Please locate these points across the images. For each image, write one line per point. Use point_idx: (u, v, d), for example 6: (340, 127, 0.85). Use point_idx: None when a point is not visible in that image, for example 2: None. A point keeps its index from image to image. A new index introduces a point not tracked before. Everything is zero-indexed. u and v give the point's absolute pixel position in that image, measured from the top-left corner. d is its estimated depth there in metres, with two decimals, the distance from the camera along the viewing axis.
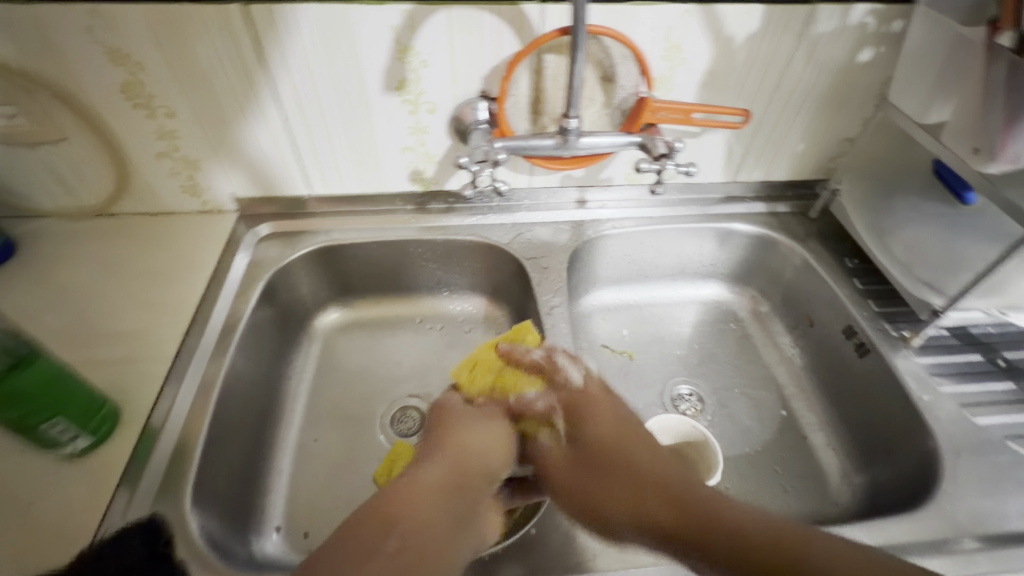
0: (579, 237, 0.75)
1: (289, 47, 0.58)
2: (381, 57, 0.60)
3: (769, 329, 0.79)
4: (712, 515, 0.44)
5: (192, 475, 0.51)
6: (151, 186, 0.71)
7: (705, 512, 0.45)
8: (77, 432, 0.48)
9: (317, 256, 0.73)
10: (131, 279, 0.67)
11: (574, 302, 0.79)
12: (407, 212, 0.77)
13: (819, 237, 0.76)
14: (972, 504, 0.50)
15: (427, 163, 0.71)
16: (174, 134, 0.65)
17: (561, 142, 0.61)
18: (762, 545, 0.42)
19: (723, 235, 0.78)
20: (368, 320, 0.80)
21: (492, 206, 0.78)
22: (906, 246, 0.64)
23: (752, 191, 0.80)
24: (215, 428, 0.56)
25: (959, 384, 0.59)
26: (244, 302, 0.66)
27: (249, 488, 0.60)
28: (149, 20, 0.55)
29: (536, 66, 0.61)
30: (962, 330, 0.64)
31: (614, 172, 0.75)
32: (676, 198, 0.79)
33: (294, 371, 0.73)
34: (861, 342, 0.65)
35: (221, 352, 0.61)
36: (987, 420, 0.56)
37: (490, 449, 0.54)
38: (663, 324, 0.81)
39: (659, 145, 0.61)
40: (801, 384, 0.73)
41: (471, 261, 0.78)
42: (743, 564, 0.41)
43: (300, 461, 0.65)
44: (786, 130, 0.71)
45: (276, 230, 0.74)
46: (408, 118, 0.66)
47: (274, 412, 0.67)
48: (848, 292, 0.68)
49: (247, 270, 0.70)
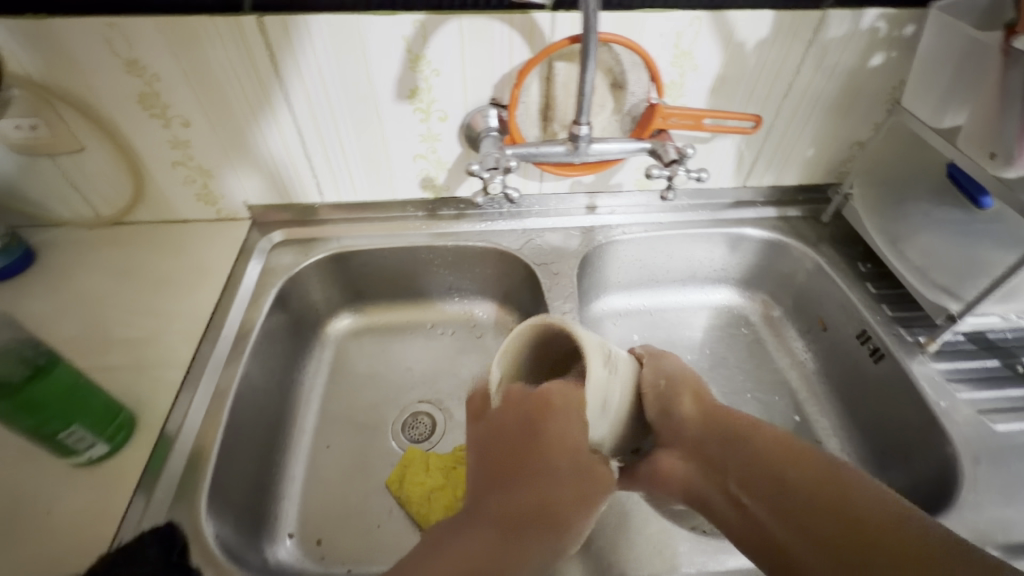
0: (590, 242, 0.75)
1: (303, 58, 0.59)
2: (393, 66, 0.60)
3: (782, 334, 0.79)
4: (781, 476, 0.43)
5: (207, 481, 0.51)
6: (165, 194, 0.71)
7: (785, 460, 0.44)
8: (94, 440, 0.49)
9: (328, 263, 0.74)
10: (147, 286, 0.68)
11: (585, 307, 0.79)
12: (418, 218, 0.77)
13: (831, 241, 0.75)
14: (993, 512, 0.49)
15: (437, 170, 0.72)
16: (188, 143, 0.66)
17: (571, 149, 0.61)
18: (815, 509, 0.40)
19: (734, 240, 0.78)
20: (378, 326, 0.80)
21: (502, 212, 0.78)
22: (920, 250, 0.63)
23: (763, 196, 0.79)
24: (230, 434, 0.56)
25: (977, 390, 0.58)
26: (257, 309, 0.66)
27: (262, 494, 0.60)
28: (166, 32, 0.55)
29: (545, 74, 0.61)
30: (978, 335, 0.64)
31: (624, 178, 0.75)
32: (686, 203, 0.79)
33: (306, 377, 0.73)
34: (875, 348, 0.64)
35: (235, 358, 0.61)
36: (1007, 427, 0.55)
37: (563, 452, 0.44)
38: (674, 329, 0.80)
39: (670, 151, 0.61)
40: (814, 389, 0.72)
41: (481, 267, 0.78)
42: (824, 514, 0.39)
43: (312, 467, 0.66)
44: (797, 135, 0.71)
45: (288, 237, 0.75)
46: (419, 125, 0.66)
47: (286, 418, 0.68)
48: (862, 297, 0.68)
49: (260, 277, 0.70)
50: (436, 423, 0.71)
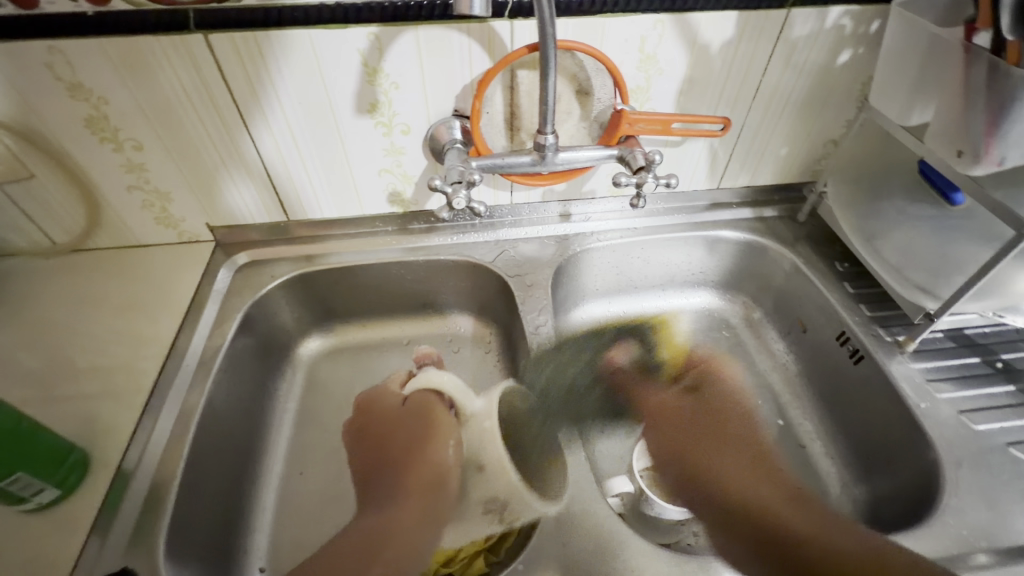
0: (564, 251, 0.74)
1: (256, 76, 0.57)
2: (350, 79, 0.58)
3: (762, 336, 0.78)
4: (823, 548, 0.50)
5: (166, 521, 0.49)
6: (123, 218, 0.69)
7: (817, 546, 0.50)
8: (41, 485, 0.46)
9: (295, 283, 0.72)
10: (105, 315, 0.65)
11: (563, 318, 0.78)
12: (388, 233, 0.75)
13: (808, 240, 0.75)
14: (975, 517, 0.48)
15: (405, 184, 0.70)
16: (143, 167, 0.64)
17: (537, 159, 0.60)
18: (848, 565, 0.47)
19: (711, 243, 0.77)
20: (351, 345, 0.78)
21: (474, 224, 0.76)
22: (896, 249, 0.62)
23: (738, 197, 0.78)
24: (193, 468, 0.54)
25: (959, 389, 0.58)
26: (221, 334, 0.64)
27: (229, 529, 0.58)
28: (109, 53, 0.53)
29: (508, 83, 0.60)
30: (958, 332, 0.63)
31: (597, 184, 0.74)
32: (661, 208, 0.78)
33: (276, 401, 0.71)
34: (855, 348, 0.63)
35: (196, 387, 0.59)
36: (990, 426, 0.54)
37: (446, 450, 0.63)
38: (654, 335, 0.79)
39: (638, 158, 0.59)
40: (796, 391, 0.71)
41: (455, 280, 0.76)
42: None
43: (284, 496, 0.64)
44: (769, 134, 0.70)
45: (253, 259, 0.72)
46: (382, 140, 0.64)
47: (257, 446, 0.65)
48: (840, 297, 0.67)
49: (223, 301, 0.68)
50: None
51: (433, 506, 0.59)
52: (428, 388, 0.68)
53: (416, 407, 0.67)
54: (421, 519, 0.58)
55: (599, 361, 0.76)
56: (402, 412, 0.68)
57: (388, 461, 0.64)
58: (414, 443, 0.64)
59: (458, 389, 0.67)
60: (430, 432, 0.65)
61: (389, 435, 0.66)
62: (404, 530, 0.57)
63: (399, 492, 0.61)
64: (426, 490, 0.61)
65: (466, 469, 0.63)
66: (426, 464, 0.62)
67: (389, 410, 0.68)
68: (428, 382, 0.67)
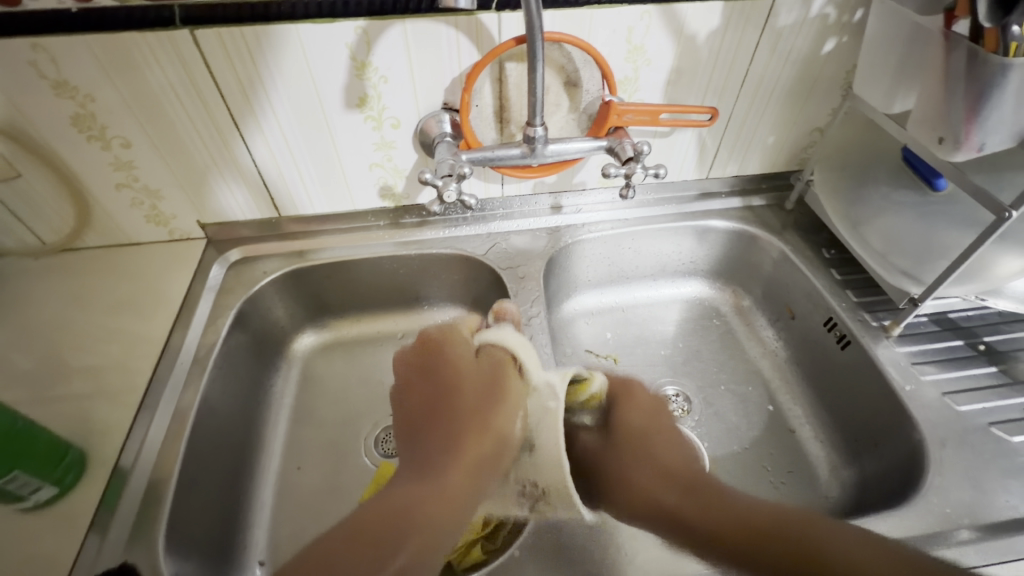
0: (556, 243, 0.75)
1: (243, 71, 0.57)
2: (338, 73, 0.58)
3: (752, 324, 0.79)
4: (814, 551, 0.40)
5: (165, 516, 0.49)
6: (113, 217, 0.69)
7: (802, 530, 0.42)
8: (38, 484, 0.47)
9: (288, 279, 0.72)
10: (97, 314, 0.65)
11: (556, 309, 0.79)
12: (380, 227, 0.75)
13: (796, 228, 0.76)
14: (958, 494, 0.50)
15: (395, 179, 0.70)
16: (131, 164, 0.63)
17: (527, 151, 0.60)
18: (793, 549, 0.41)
19: (701, 232, 0.78)
20: (344, 340, 0.78)
21: (465, 216, 0.76)
22: (880, 236, 0.63)
23: (727, 187, 0.79)
24: (191, 464, 0.54)
25: (942, 371, 0.59)
26: (215, 330, 0.64)
27: (228, 524, 0.58)
28: (94, 49, 0.53)
29: (496, 75, 0.60)
30: (941, 316, 0.64)
31: (587, 176, 0.74)
32: (651, 198, 0.79)
33: (272, 396, 0.71)
34: (842, 334, 0.65)
35: (191, 384, 0.59)
36: (972, 407, 0.56)
37: (512, 419, 0.49)
38: (671, 325, 0.81)
39: (627, 149, 0.60)
40: (786, 377, 0.73)
41: (448, 274, 0.76)
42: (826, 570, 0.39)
43: (282, 490, 0.64)
44: (756, 124, 0.71)
45: (245, 255, 0.72)
46: (372, 134, 0.64)
47: (253, 442, 0.66)
48: (826, 283, 0.68)
49: (217, 297, 0.68)
50: None
51: (479, 464, 0.47)
52: (498, 342, 0.54)
53: (488, 369, 0.52)
54: (475, 476, 0.46)
55: (593, 351, 0.77)
56: (472, 367, 0.53)
57: (433, 408, 0.51)
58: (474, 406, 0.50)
59: (531, 356, 0.53)
60: (499, 395, 0.50)
61: (445, 394, 0.52)
62: (429, 506, 0.43)
63: (440, 459, 0.47)
64: (476, 455, 0.47)
65: (521, 453, 0.48)
66: (484, 430, 0.48)
67: (460, 359, 0.54)
68: (501, 340, 0.54)
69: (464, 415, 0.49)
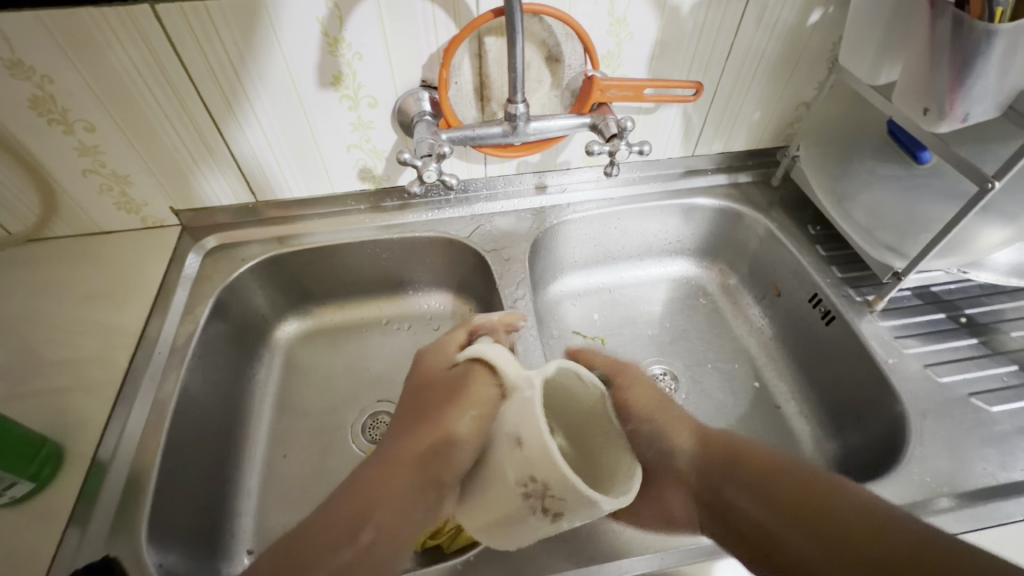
0: (541, 224, 0.74)
1: (210, 47, 0.54)
2: (310, 49, 0.56)
3: (738, 302, 0.79)
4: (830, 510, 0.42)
5: (147, 508, 0.48)
6: (81, 204, 0.66)
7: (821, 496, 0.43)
8: (14, 479, 0.45)
9: (267, 266, 0.70)
10: (69, 306, 0.63)
11: (543, 291, 0.78)
12: (361, 211, 0.74)
13: (781, 205, 0.75)
14: (939, 464, 0.50)
15: (375, 160, 0.68)
16: (97, 149, 0.61)
17: (509, 130, 0.59)
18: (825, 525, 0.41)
19: (686, 210, 0.77)
20: (328, 327, 0.77)
21: (448, 198, 0.75)
22: (866, 210, 0.62)
23: (713, 163, 0.78)
24: (172, 456, 0.53)
25: (924, 344, 0.59)
26: (192, 319, 0.62)
27: (214, 513, 0.57)
28: (49, 25, 0.50)
29: (476, 51, 0.58)
30: (924, 290, 0.65)
31: (572, 154, 0.73)
32: (637, 176, 0.78)
33: (255, 385, 0.70)
34: (826, 310, 0.65)
35: (169, 375, 0.57)
36: (954, 378, 0.56)
37: (463, 421, 0.41)
38: (657, 304, 0.80)
39: (610, 126, 0.59)
40: (772, 354, 0.73)
41: (432, 258, 0.75)
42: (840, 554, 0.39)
43: (269, 479, 0.63)
44: (742, 99, 0.70)
45: (222, 242, 0.70)
46: (349, 114, 0.62)
47: (237, 432, 0.65)
48: (812, 260, 0.68)
49: (194, 286, 0.66)
50: None
51: (432, 473, 0.42)
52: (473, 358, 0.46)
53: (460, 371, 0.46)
54: (416, 483, 0.43)
55: (580, 332, 0.77)
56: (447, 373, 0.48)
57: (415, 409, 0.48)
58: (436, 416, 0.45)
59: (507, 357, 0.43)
60: (460, 394, 0.44)
61: (422, 396, 0.49)
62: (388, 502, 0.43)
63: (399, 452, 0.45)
64: (427, 457, 0.43)
65: (509, 446, 0.38)
66: (433, 434, 0.44)
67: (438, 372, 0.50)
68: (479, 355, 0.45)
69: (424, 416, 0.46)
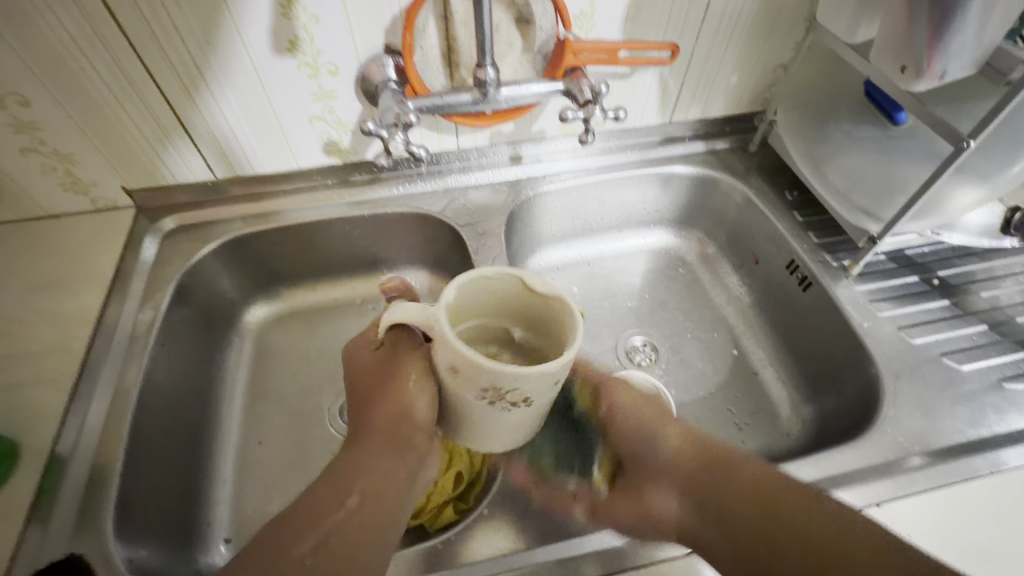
0: (517, 196, 0.72)
1: (150, 9, 0.50)
2: (262, 11, 0.52)
3: (717, 271, 0.79)
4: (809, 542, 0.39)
5: (113, 502, 0.46)
6: (23, 186, 0.62)
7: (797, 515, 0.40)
8: None
9: (231, 247, 0.67)
10: (17, 295, 0.59)
11: (520, 265, 0.77)
12: (329, 187, 0.70)
13: (759, 171, 0.74)
14: (911, 424, 0.51)
15: (340, 133, 0.65)
16: (34, 124, 0.56)
17: (479, 97, 0.56)
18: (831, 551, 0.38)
19: (664, 179, 0.76)
20: (301, 309, 0.75)
21: (420, 171, 0.72)
22: (843, 174, 0.62)
23: (691, 130, 0.77)
24: (138, 447, 0.51)
25: (898, 307, 0.60)
26: (153, 306, 0.59)
27: (187, 504, 0.56)
28: None
29: (441, 12, 0.55)
30: (899, 253, 0.65)
31: (546, 124, 0.71)
32: (614, 145, 0.76)
33: (226, 371, 0.68)
34: (803, 276, 0.65)
35: (131, 365, 0.55)
36: (926, 339, 0.57)
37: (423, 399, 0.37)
38: (636, 275, 0.80)
39: (584, 91, 0.56)
40: (750, 322, 0.73)
41: (406, 234, 0.73)
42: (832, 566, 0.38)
43: (244, 466, 0.62)
44: (719, 62, 0.68)
45: (181, 224, 0.67)
46: (309, 83, 0.59)
47: (208, 420, 0.63)
48: (789, 226, 0.68)
49: (153, 270, 0.62)
50: None
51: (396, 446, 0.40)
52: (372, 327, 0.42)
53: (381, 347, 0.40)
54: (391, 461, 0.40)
55: None
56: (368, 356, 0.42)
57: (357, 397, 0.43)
58: (376, 398, 0.40)
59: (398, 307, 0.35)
60: (392, 368, 0.38)
61: (355, 382, 0.43)
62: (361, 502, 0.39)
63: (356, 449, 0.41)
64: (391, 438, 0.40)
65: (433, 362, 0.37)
66: (390, 417, 0.39)
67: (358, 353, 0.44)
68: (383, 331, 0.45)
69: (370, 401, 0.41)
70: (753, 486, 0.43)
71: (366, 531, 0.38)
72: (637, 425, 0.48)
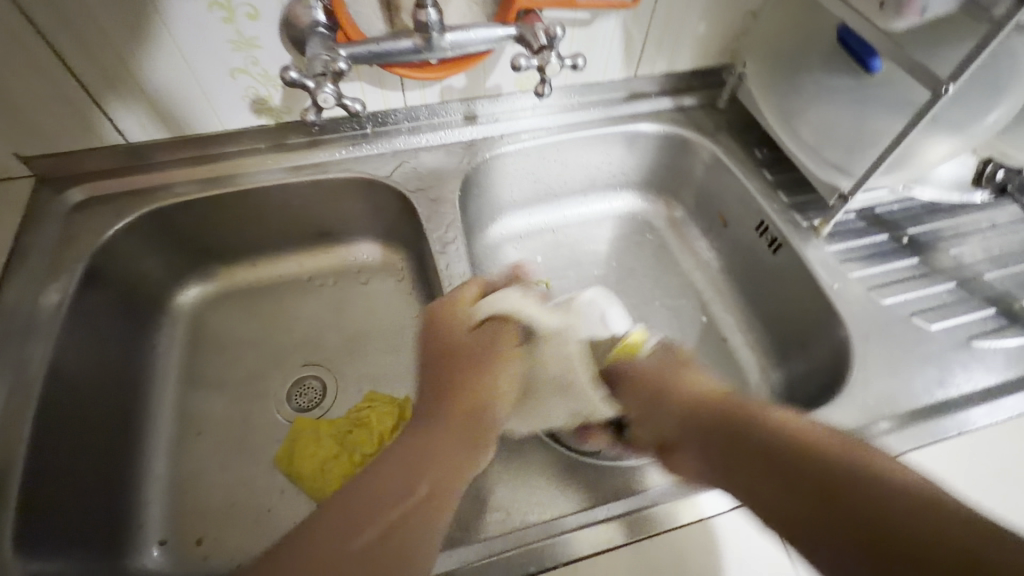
0: (472, 159, 0.66)
1: None
2: None
3: (685, 235, 0.75)
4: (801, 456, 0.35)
5: (12, 512, 0.41)
6: None
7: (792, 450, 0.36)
8: None
9: (153, 221, 0.60)
10: None
11: (480, 234, 0.72)
12: (262, 152, 0.63)
13: (728, 129, 0.71)
14: (880, 387, 0.50)
15: (269, 88, 0.58)
16: None
17: (421, 44, 0.49)
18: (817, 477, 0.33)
19: (630, 139, 0.71)
20: (241, 288, 0.68)
21: (365, 133, 0.66)
22: (813, 128, 0.59)
23: (657, 86, 0.72)
24: (43, 449, 0.45)
25: (868, 267, 0.58)
26: (59, 289, 0.52)
27: (112, 508, 0.51)
28: None
29: None
30: (868, 212, 0.63)
31: (501, 79, 0.65)
32: (576, 102, 0.70)
33: (156, 359, 0.61)
34: (773, 238, 0.62)
35: (33, 356, 0.48)
36: (896, 299, 0.56)
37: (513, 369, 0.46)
38: (603, 242, 0.76)
39: (538, 35, 0.50)
40: (718, 287, 0.71)
41: (352, 203, 0.66)
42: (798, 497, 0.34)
43: (180, 461, 0.57)
44: (684, 9, 0.63)
45: (91, 195, 0.59)
46: (225, 28, 0.51)
47: (136, 413, 0.57)
48: (759, 185, 0.65)
49: (58, 249, 0.55)
50: (326, 386, 0.63)
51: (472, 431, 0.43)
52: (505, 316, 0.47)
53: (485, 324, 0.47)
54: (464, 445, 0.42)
55: None
56: (464, 337, 0.47)
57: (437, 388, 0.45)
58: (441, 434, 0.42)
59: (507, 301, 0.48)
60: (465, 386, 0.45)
61: (443, 367, 0.46)
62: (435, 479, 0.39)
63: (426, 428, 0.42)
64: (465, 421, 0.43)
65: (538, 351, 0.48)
66: (474, 416, 0.44)
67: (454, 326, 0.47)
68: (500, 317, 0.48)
69: (451, 388, 0.45)
70: (735, 419, 0.40)
71: (433, 509, 0.38)
72: (663, 393, 0.45)
